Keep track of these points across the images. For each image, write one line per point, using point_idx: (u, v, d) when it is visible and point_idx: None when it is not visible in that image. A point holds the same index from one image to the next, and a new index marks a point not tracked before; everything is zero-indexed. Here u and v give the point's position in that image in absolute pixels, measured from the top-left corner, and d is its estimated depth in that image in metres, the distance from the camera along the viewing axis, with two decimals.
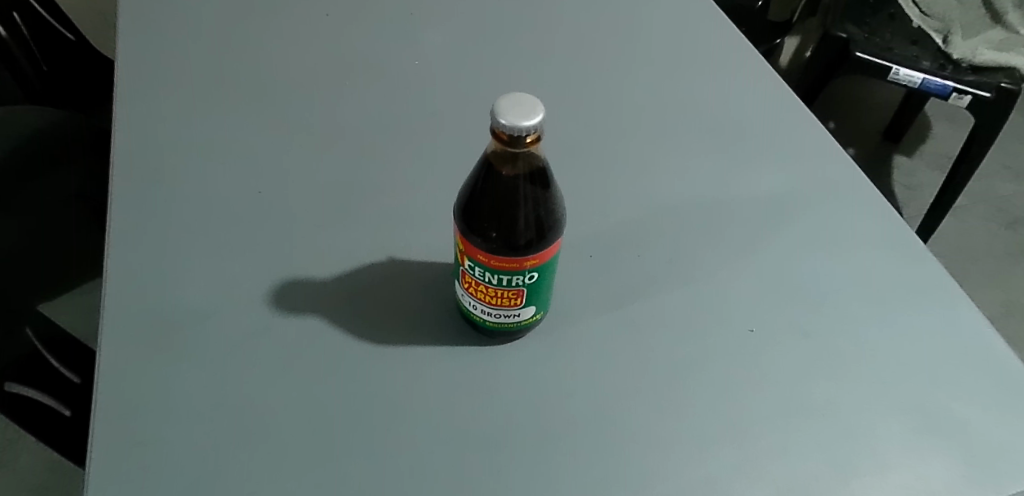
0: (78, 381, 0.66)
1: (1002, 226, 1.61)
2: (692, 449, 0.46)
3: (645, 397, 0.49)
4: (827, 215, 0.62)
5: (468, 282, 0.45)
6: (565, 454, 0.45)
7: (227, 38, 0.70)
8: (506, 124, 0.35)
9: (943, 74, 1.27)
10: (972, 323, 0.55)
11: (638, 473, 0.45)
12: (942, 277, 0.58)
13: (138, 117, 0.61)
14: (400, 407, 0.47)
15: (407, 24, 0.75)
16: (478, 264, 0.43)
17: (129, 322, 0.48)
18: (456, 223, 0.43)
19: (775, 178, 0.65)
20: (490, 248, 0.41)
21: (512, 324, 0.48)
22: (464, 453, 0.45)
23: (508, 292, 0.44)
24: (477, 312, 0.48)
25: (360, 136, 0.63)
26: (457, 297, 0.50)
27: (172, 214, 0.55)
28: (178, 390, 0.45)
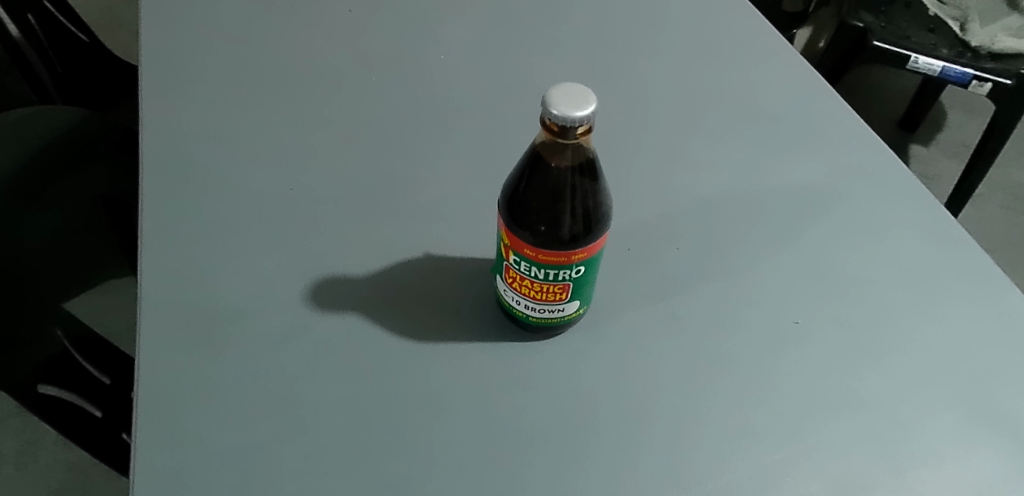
0: (109, 383, 0.65)
1: (1023, 215, 1.59)
2: (741, 443, 0.45)
3: (690, 390, 0.48)
4: (867, 204, 0.60)
5: (512, 277, 0.45)
6: (611, 449, 0.45)
7: (252, 35, 0.69)
8: (558, 114, 0.34)
9: (962, 62, 1.24)
10: (1020, 311, 0.54)
11: (686, 469, 0.44)
12: (986, 264, 0.57)
13: (165, 116, 0.61)
14: (442, 404, 0.46)
15: (430, 17, 0.74)
16: (524, 258, 0.42)
17: (165, 321, 0.48)
18: (502, 217, 0.42)
19: (810, 167, 0.63)
20: (538, 243, 0.40)
21: (555, 319, 0.47)
22: (509, 450, 0.44)
23: (553, 287, 0.44)
24: (520, 307, 0.47)
25: (389, 132, 0.62)
26: (498, 293, 0.49)
27: (203, 213, 0.54)
28: (218, 390, 0.45)
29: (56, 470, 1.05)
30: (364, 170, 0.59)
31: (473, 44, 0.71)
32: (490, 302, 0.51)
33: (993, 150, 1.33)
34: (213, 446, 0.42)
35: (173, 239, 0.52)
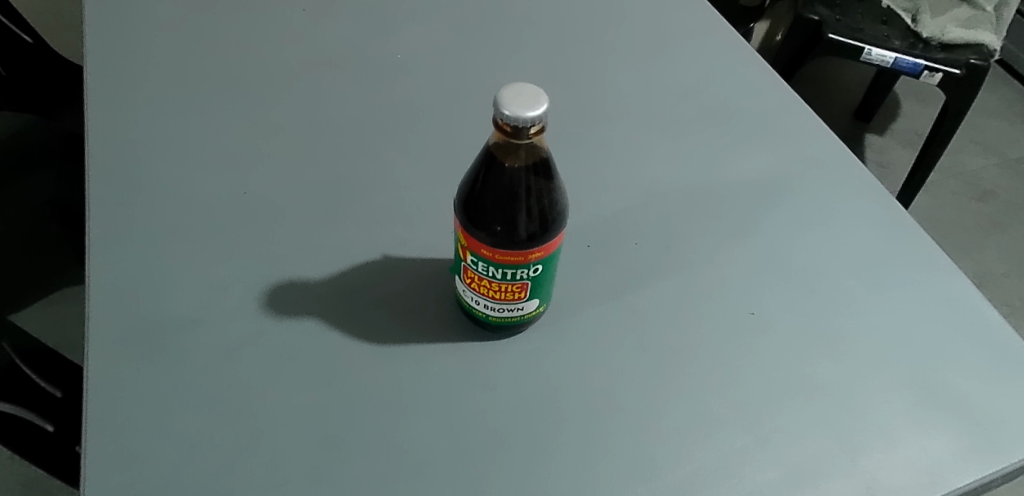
0: (61, 396, 0.63)
1: (974, 200, 1.64)
2: (701, 433, 0.46)
3: (651, 383, 0.48)
4: (820, 195, 0.62)
5: (470, 278, 0.45)
6: (574, 444, 0.45)
7: (202, 36, 0.68)
8: (510, 114, 0.34)
9: (914, 53, 1.28)
10: (966, 296, 0.55)
11: (648, 462, 0.44)
12: (933, 250, 0.58)
13: (113, 120, 0.59)
14: (403, 406, 0.46)
15: (386, 15, 0.73)
16: (481, 259, 0.42)
17: (117, 331, 0.47)
18: (458, 218, 0.42)
19: (765, 160, 0.64)
20: (494, 243, 0.40)
21: (515, 317, 0.47)
22: (472, 449, 0.44)
23: (512, 286, 0.44)
24: (479, 307, 0.47)
25: (346, 132, 0.61)
26: (457, 292, 0.49)
27: (155, 220, 0.53)
28: (173, 401, 0.44)
29: (11, 485, 1.02)
30: (321, 172, 0.58)
31: (430, 42, 0.71)
32: (451, 302, 0.51)
33: (943, 140, 1.36)
34: (168, 459, 0.42)
35: (123, 247, 0.51)
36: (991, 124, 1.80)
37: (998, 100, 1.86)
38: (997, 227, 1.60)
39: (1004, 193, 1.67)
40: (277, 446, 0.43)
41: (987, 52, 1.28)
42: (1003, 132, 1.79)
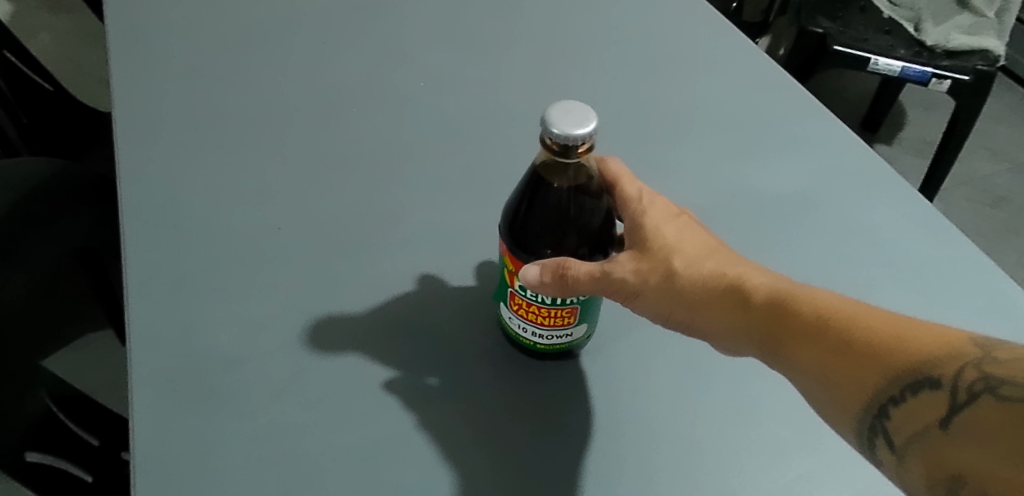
0: (98, 444, 0.61)
1: (988, 206, 1.63)
2: (762, 457, 0.45)
3: (704, 404, 0.47)
4: (857, 204, 0.61)
5: (516, 303, 0.44)
6: (632, 469, 0.43)
7: (224, 74, 0.68)
8: (557, 136, 0.34)
9: (920, 61, 1.28)
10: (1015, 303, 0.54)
11: (707, 486, 0.43)
12: (975, 258, 0.57)
13: (141, 160, 0.59)
14: (452, 437, 0.44)
15: (404, 45, 0.73)
16: (528, 284, 0.41)
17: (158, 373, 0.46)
18: (503, 242, 0.41)
19: (795, 170, 0.64)
20: (549, 291, 0.39)
21: (562, 344, 0.46)
22: (526, 480, 0.43)
23: (561, 311, 0.43)
24: (527, 334, 0.46)
25: (374, 162, 0.61)
26: (499, 317, 0.49)
27: (187, 260, 0.52)
28: (218, 442, 0.43)
29: None
30: (351, 204, 0.58)
31: (450, 70, 0.71)
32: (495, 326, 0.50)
33: (957, 145, 1.35)
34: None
35: (158, 286, 0.51)
36: (1000, 130, 1.80)
37: (1003, 105, 1.86)
38: (1014, 232, 1.59)
39: (1017, 198, 1.66)
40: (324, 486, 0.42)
41: (992, 57, 1.27)
42: (1012, 137, 1.79)
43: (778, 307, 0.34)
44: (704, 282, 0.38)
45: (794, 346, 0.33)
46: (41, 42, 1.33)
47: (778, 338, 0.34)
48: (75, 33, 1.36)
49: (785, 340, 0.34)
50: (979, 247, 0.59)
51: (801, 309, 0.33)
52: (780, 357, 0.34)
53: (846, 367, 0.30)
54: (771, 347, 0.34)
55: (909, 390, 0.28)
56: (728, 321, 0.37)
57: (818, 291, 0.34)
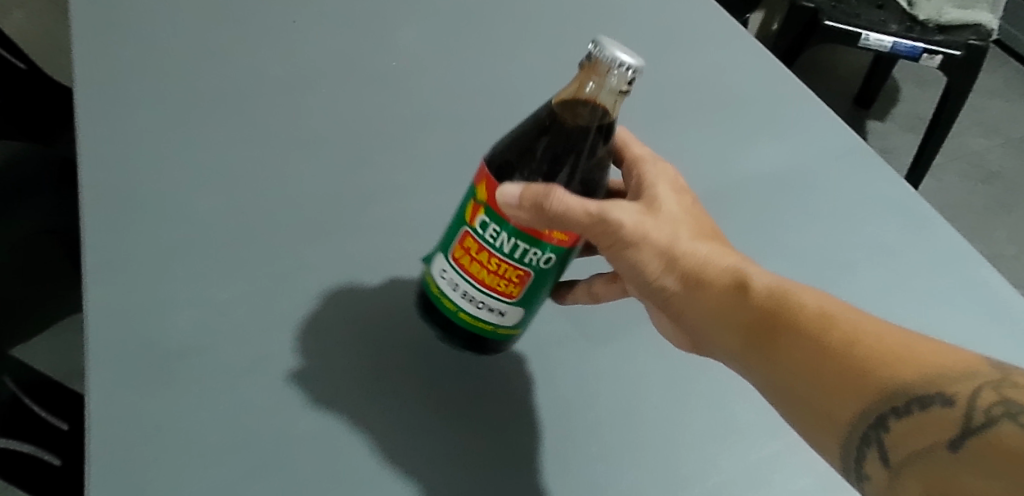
0: (66, 428, 0.61)
1: (980, 182, 1.62)
2: (714, 450, 0.47)
3: (661, 400, 0.49)
4: (833, 192, 0.62)
5: (464, 248, 0.41)
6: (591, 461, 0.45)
7: (191, 48, 0.66)
8: (608, 54, 0.35)
9: (912, 36, 1.26)
10: (977, 298, 0.56)
11: (662, 478, 0.45)
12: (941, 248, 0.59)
13: (103, 133, 0.57)
14: (417, 425, 0.45)
15: (379, 22, 0.72)
16: (495, 220, 0.39)
17: (118, 345, 0.44)
18: (484, 170, 0.40)
19: (771, 153, 0.64)
20: (527, 218, 0.37)
21: (490, 325, 0.44)
22: (486, 470, 0.44)
23: (512, 272, 0.40)
24: (456, 295, 0.43)
25: (346, 145, 0.60)
26: (429, 278, 0.45)
27: (150, 237, 0.51)
28: (183, 418, 0.42)
29: None
30: (322, 186, 0.57)
31: (426, 50, 0.70)
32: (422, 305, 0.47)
33: (949, 120, 1.34)
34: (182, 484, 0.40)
35: (121, 260, 0.49)
36: (993, 105, 1.78)
37: (996, 80, 1.85)
38: (1005, 209, 1.59)
39: (1009, 174, 1.65)
40: (296, 467, 0.42)
41: (985, 32, 1.26)
42: (1005, 113, 1.77)
43: (777, 311, 0.39)
44: (712, 273, 0.41)
45: (795, 347, 0.37)
46: (14, 20, 1.30)
47: (777, 337, 0.38)
48: (49, 12, 1.33)
49: (786, 339, 0.38)
50: (946, 237, 0.60)
51: (809, 316, 0.38)
52: (775, 351, 0.38)
53: (839, 377, 0.35)
54: (767, 342, 0.39)
55: (918, 406, 0.33)
56: (725, 313, 0.41)
57: (823, 299, 0.38)
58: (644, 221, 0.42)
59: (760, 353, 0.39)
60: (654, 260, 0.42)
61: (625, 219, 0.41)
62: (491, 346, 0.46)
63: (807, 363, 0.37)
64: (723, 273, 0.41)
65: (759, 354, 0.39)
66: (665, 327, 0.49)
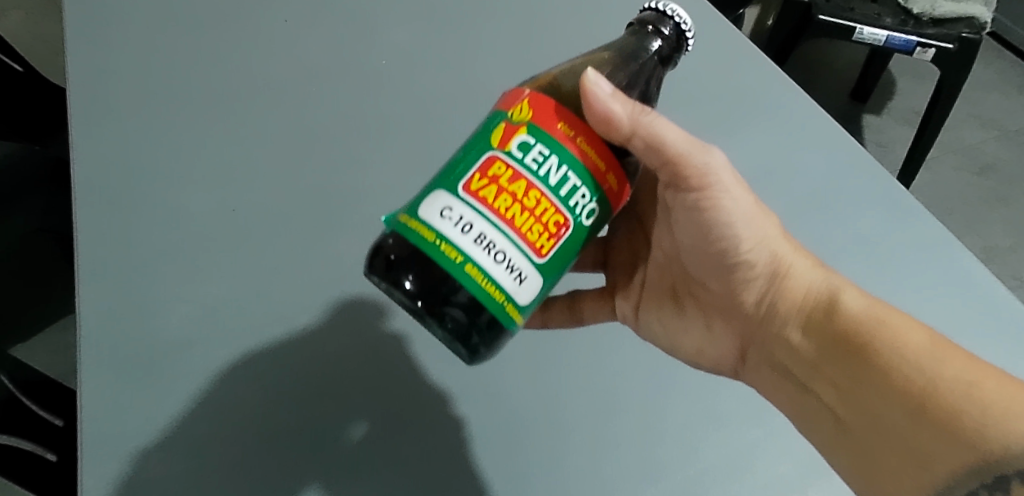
0: (60, 424, 0.61)
1: (975, 174, 1.63)
2: (677, 447, 0.50)
3: (631, 399, 0.52)
4: (800, 203, 0.64)
5: (491, 176, 0.36)
6: (555, 457, 0.49)
7: (181, 48, 0.67)
8: (674, 11, 0.39)
9: (905, 29, 1.27)
10: (934, 306, 0.59)
11: (623, 474, 0.49)
12: (900, 257, 0.62)
13: (97, 140, 0.59)
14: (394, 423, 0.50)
15: (369, 18, 0.72)
16: (548, 141, 0.36)
17: (131, 364, 0.49)
18: (531, 94, 0.37)
19: (742, 162, 0.67)
20: (615, 107, 0.38)
21: (502, 295, 0.36)
22: (454, 467, 0.48)
23: (549, 213, 0.36)
24: (468, 241, 0.35)
25: (334, 148, 0.62)
26: (418, 225, 0.36)
27: (144, 246, 0.54)
28: (176, 421, 0.47)
29: None
30: (309, 192, 0.59)
31: (415, 46, 0.70)
32: (386, 269, 0.38)
33: (942, 114, 1.34)
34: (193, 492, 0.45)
35: (126, 275, 0.52)
36: (988, 97, 1.79)
37: (992, 72, 1.85)
38: (1001, 200, 1.60)
39: (1005, 166, 1.66)
40: (293, 470, 0.47)
41: (978, 24, 1.26)
42: (1001, 105, 1.78)
43: (867, 355, 0.42)
44: (814, 283, 0.46)
45: (889, 353, 0.41)
46: (9, 19, 1.31)
47: (869, 345, 0.42)
48: (46, 11, 1.34)
49: (880, 347, 0.42)
50: (908, 244, 0.63)
51: (902, 333, 0.42)
52: (867, 356, 0.42)
53: (934, 426, 0.38)
54: (859, 349, 0.42)
55: (1005, 468, 0.36)
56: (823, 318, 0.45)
57: (913, 320, 0.43)
58: (769, 222, 0.47)
59: (853, 356, 0.43)
60: (768, 257, 0.46)
61: (744, 204, 0.45)
62: (482, 344, 0.38)
63: (896, 367, 0.41)
64: (818, 284, 0.46)
65: (850, 356, 0.43)
66: (694, 335, 0.51)
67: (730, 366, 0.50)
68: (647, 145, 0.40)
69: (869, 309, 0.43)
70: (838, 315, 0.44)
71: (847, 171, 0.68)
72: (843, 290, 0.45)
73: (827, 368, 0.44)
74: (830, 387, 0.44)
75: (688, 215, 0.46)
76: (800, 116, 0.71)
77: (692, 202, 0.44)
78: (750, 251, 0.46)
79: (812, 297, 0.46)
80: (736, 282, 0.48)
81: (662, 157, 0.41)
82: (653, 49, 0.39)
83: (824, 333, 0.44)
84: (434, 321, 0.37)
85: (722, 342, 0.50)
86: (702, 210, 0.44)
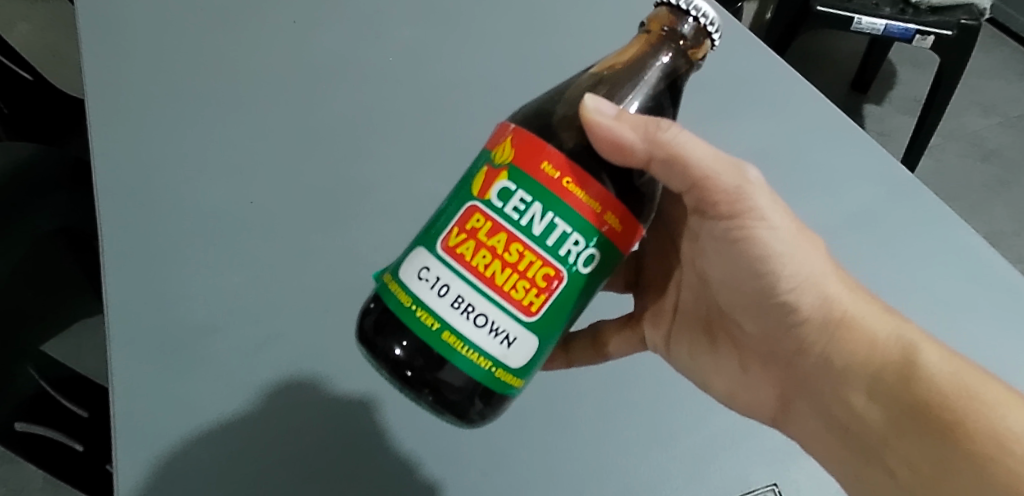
0: (87, 416, 0.64)
1: (978, 160, 1.63)
2: (683, 425, 0.52)
3: (636, 381, 0.54)
4: (802, 188, 0.66)
5: (469, 230, 0.35)
6: (567, 439, 0.51)
7: (194, 50, 0.68)
8: (691, 5, 0.36)
9: (904, 18, 1.28)
10: (932, 285, 0.61)
11: (630, 454, 0.51)
12: (900, 237, 0.63)
13: (115, 139, 0.61)
14: (411, 410, 0.51)
15: (375, 18, 0.74)
16: (530, 188, 0.34)
17: (156, 349, 0.51)
18: (516, 129, 0.35)
19: (745, 149, 0.68)
20: (623, 132, 0.35)
21: (489, 362, 0.35)
22: (472, 448, 0.50)
23: (534, 265, 0.35)
24: (445, 304, 0.35)
25: (345, 147, 0.64)
26: (397, 288, 0.36)
27: (164, 242, 0.56)
28: (203, 410, 0.49)
29: None
30: (322, 189, 0.61)
31: (421, 45, 0.72)
32: (369, 336, 0.37)
33: (942, 101, 1.35)
34: (218, 476, 0.47)
35: (147, 269, 0.54)
36: (989, 84, 1.79)
37: (992, 59, 1.86)
38: (1004, 186, 1.60)
39: (1008, 151, 1.66)
40: (317, 453, 0.49)
41: (977, 11, 1.26)
42: (1002, 91, 1.78)
43: (949, 430, 0.38)
44: (881, 336, 0.42)
45: (982, 437, 0.37)
46: (20, 31, 1.34)
47: (956, 425, 0.38)
48: (55, 22, 1.37)
49: (973, 430, 0.38)
50: (908, 226, 0.64)
51: (1000, 419, 0.38)
52: (953, 439, 0.38)
53: None
54: (941, 427, 0.38)
55: None
56: (895, 381, 0.40)
57: (1001, 393, 0.39)
58: (819, 261, 0.43)
59: (932, 433, 0.39)
60: (821, 303, 0.42)
61: (788, 239, 0.42)
62: (482, 410, 0.37)
63: (996, 458, 0.37)
64: (887, 337, 0.42)
65: (928, 431, 0.39)
66: (730, 378, 0.50)
67: (769, 414, 0.48)
68: (667, 166, 0.38)
69: (955, 377, 0.39)
70: (912, 380, 0.40)
71: (848, 154, 0.69)
72: (919, 348, 0.41)
73: (897, 441, 0.40)
74: (902, 464, 0.40)
75: (720, 245, 0.44)
76: (800, 103, 0.72)
77: (724, 230, 0.42)
78: (799, 294, 0.43)
79: (878, 353, 0.41)
80: (785, 326, 0.45)
81: (688, 178, 0.39)
82: (667, 58, 0.37)
83: (893, 398, 0.40)
84: (418, 391, 0.36)
85: (765, 390, 0.48)
86: (735, 239, 0.42)
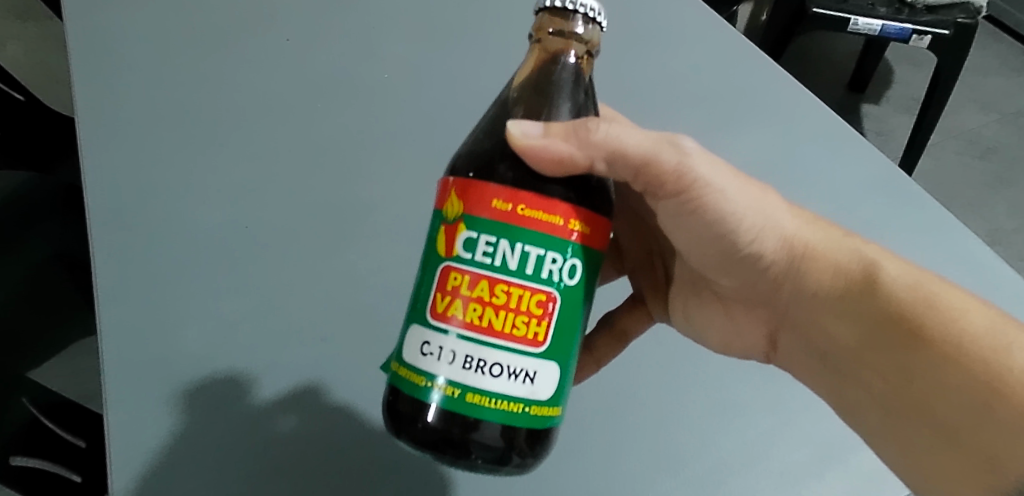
0: (84, 445, 0.62)
1: (977, 158, 1.63)
2: (688, 446, 0.51)
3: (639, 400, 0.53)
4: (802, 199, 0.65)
5: (450, 291, 0.35)
6: (571, 461, 0.50)
7: (185, 70, 0.68)
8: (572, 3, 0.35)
9: (900, 18, 1.27)
10: None
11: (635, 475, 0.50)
12: (903, 248, 0.63)
13: (104, 163, 0.60)
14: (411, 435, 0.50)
15: (368, 34, 0.73)
16: (489, 229, 0.33)
17: (157, 379, 0.50)
18: (458, 184, 0.35)
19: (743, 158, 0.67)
20: (557, 147, 0.35)
21: (521, 405, 0.34)
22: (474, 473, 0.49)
23: (524, 298, 0.34)
24: (459, 370, 0.34)
25: (339, 167, 0.63)
26: (408, 372, 0.35)
27: (156, 267, 0.55)
28: (199, 439, 0.48)
29: None
30: (316, 210, 0.60)
31: (415, 61, 0.71)
32: (400, 426, 0.36)
33: (941, 99, 1.34)
34: None
35: (139, 296, 0.53)
36: (987, 81, 1.78)
37: (989, 56, 1.85)
38: (1003, 183, 1.60)
39: (1007, 148, 1.66)
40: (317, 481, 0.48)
41: (974, 9, 1.26)
42: (1000, 88, 1.78)
43: (917, 337, 0.42)
44: (844, 261, 0.45)
45: (943, 341, 0.41)
46: (10, 50, 1.34)
47: (922, 331, 0.42)
48: (47, 40, 1.36)
49: (934, 334, 0.42)
50: (910, 236, 0.64)
51: (960, 321, 0.42)
52: (917, 340, 0.42)
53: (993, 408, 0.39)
54: (907, 337, 0.42)
55: None
56: (860, 302, 0.44)
57: (960, 299, 0.43)
58: (773, 204, 0.45)
59: (902, 343, 0.42)
60: (781, 243, 0.45)
61: (738, 195, 0.43)
62: (534, 453, 0.36)
63: (958, 356, 0.41)
64: (849, 263, 0.45)
65: (898, 342, 0.43)
66: (720, 328, 0.53)
67: (761, 352, 0.52)
68: (611, 161, 0.38)
69: (913, 289, 0.43)
70: (878, 299, 0.43)
71: (849, 163, 0.69)
72: (880, 267, 0.44)
73: (870, 358, 0.44)
74: (876, 377, 0.44)
75: (677, 216, 0.44)
76: (798, 110, 0.72)
77: (679, 204, 0.43)
78: (763, 241, 0.45)
79: (843, 275, 0.45)
80: (754, 273, 0.47)
81: (631, 165, 0.40)
82: (572, 56, 0.37)
83: (862, 319, 0.44)
84: (468, 460, 0.35)
85: (750, 331, 0.52)
86: (691, 208, 0.43)
